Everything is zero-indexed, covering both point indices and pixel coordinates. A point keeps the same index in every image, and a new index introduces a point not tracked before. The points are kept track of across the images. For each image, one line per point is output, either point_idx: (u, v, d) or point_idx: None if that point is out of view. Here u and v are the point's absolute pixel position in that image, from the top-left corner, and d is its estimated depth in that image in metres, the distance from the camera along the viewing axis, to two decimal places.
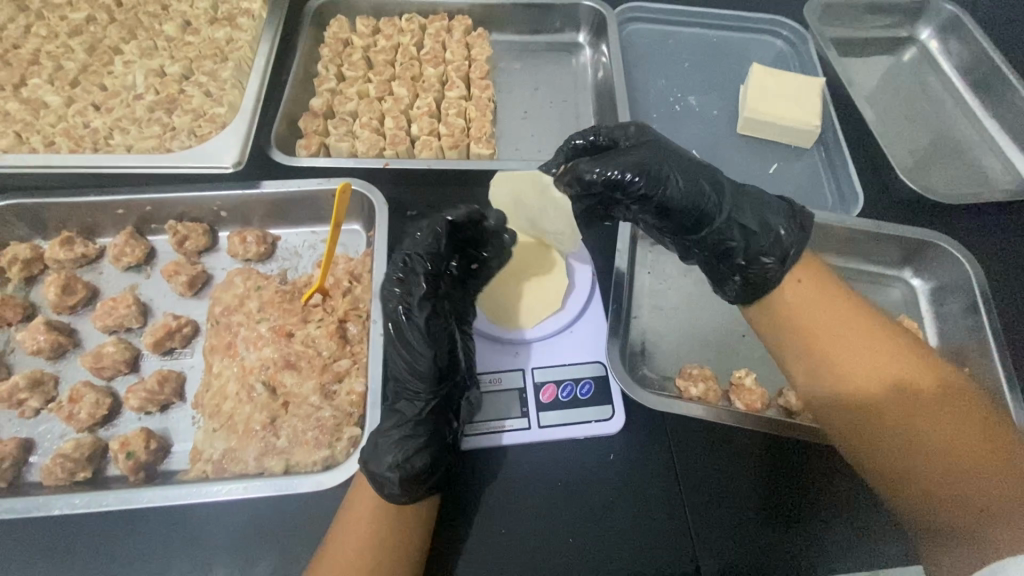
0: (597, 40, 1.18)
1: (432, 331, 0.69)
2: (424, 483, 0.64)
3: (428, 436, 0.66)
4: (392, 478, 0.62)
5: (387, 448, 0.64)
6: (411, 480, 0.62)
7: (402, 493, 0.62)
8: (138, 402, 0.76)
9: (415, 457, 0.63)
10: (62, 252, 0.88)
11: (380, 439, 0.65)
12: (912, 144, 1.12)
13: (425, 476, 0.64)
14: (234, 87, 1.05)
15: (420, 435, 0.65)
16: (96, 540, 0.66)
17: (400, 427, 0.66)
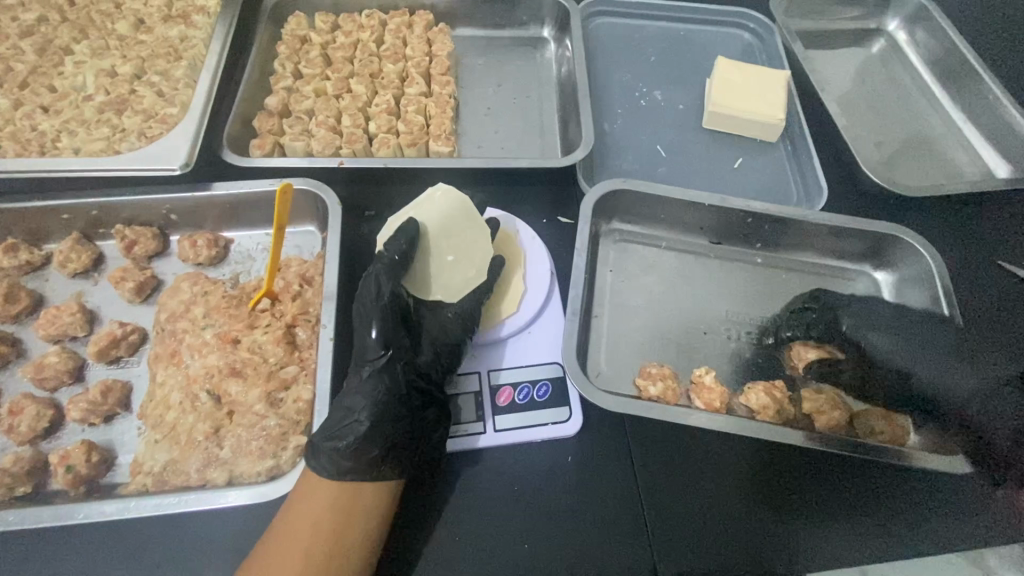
0: (561, 35, 1.16)
1: (383, 316, 0.71)
2: (361, 465, 0.64)
3: (371, 418, 0.66)
4: (328, 457, 0.64)
5: (328, 427, 0.66)
6: (345, 458, 0.64)
7: (342, 474, 0.64)
8: (80, 413, 0.74)
9: (350, 435, 0.65)
10: (6, 259, 0.85)
11: (327, 421, 0.67)
12: (879, 137, 1.11)
13: (363, 456, 0.65)
14: (187, 87, 1.02)
15: (364, 418, 0.66)
16: (34, 557, 0.64)
17: (348, 409, 0.67)
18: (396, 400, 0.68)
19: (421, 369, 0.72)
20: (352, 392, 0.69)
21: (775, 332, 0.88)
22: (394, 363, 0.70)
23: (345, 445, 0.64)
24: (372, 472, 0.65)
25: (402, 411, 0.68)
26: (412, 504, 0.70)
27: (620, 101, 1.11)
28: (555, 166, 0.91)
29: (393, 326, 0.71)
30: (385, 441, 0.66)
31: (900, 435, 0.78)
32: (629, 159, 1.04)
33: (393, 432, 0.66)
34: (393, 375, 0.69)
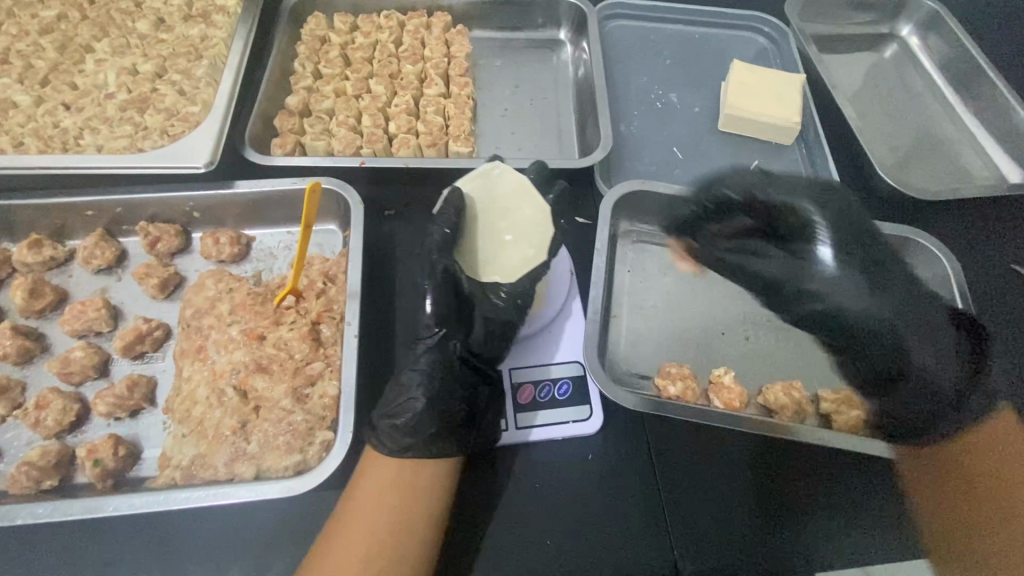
0: (578, 37, 1.17)
1: (437, 296, 0.71)
2: (421, 441, 0.67)
3: (429, 396, 0.68)
4: (388, 433, 0.67)
5: (387, 404, 0.69)
6: (405, 434, 0.67)
7: (403, 449, 0.67)
8: (106, 407, 0.74)
9: (409, 413, 0.67)
10: (31, 255, 0.86)
11: (386, 400, 0.70)
12: (893, 141, 1.12)
13: (422, 432, 0.67)
14: (208, 85, 1.03)
15: (422, 396, 0.68)
16: (66, 549, 0.65)
17: (407, 386, 0.69)
18: (451, 377, 0.70)
19: (474, 348, 0.73)
20: (409, 369, 0.71)
21: (792, 333, 0.89)
22: (447, 341, 0.72)
23: (404, 422, 0.67)
24: (430, 448, 0.67)
25: (457, 389, 0.69)
26: (463, 486, 0.72)
27: (636, 103, 1.12)
28: (574, 167, 0.92)
29: (447, 305, 0.72)
30: (441, 418, 0.68)
31: None
32: (645, 161, 1.05)
33: (450, 409, 0.68)
34: (448, 353, 0.71)
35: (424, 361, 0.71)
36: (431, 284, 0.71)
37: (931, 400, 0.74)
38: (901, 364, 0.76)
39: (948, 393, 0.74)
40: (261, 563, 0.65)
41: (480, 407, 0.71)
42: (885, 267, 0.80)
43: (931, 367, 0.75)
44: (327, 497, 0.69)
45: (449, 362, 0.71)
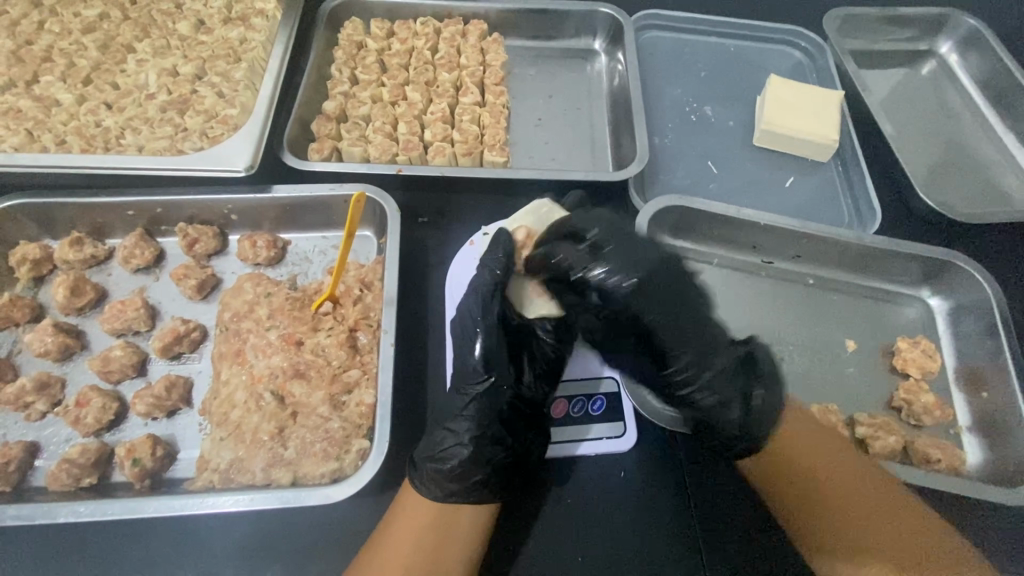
0: (613, 48, 1.17)
1: (486, 340, 0.72)
2: (464, 486, 0.66)
3: (475, 441, 0.68)
4: (432, 477, 0.67)
5: (430, 446, 0.69)
6: (448, 479, 0.66)
7: (447, 493, 0.66)
8: (145, 408, 0.75)
9: (453, 458, 0.67)
10: (72, 252, 0.87)
11: (428, 441, 0.70)
12: (931, 160, 1.10)
13: (468, 477, 0.66)
14: (247, 88, 1.04)
15: (466, 442, 0.68)
16: (106, 548, 0.66)
17: (451, 430, 0.69)
18: (498, 422, 0.69)
19: (522, 393, 0.73)
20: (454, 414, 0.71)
21: (827, 354, 0.87)
22: (496, 385, 0.71)
23: (448, 466, 0.66)
24: (474, 494, 0.66)
25: (502, 435, 0.69)
26: (501, 520, 0.71)
27: (670, 116, 1.12)
28: (610, 179, 0.91)
29: (497, 349, 0.72)
30: (485, 463, 0.67)
31: (954, 464, 0.78)
32: (680, 175, 1.04)
33: (496, 455, 0.68)
34: (494, 399, 0.71)
35: (470, 406, 0.70)
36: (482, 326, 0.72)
37: (719, 434, 0.75)
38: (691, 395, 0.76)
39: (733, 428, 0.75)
40: (296, 568, 0.66)
41: (523, 456, 0.70)
42: (682, 316, 0.75)
43: (717, 411, 0.75)
44: (361, 504, 0.70)
45: (496, 408, 0.70)
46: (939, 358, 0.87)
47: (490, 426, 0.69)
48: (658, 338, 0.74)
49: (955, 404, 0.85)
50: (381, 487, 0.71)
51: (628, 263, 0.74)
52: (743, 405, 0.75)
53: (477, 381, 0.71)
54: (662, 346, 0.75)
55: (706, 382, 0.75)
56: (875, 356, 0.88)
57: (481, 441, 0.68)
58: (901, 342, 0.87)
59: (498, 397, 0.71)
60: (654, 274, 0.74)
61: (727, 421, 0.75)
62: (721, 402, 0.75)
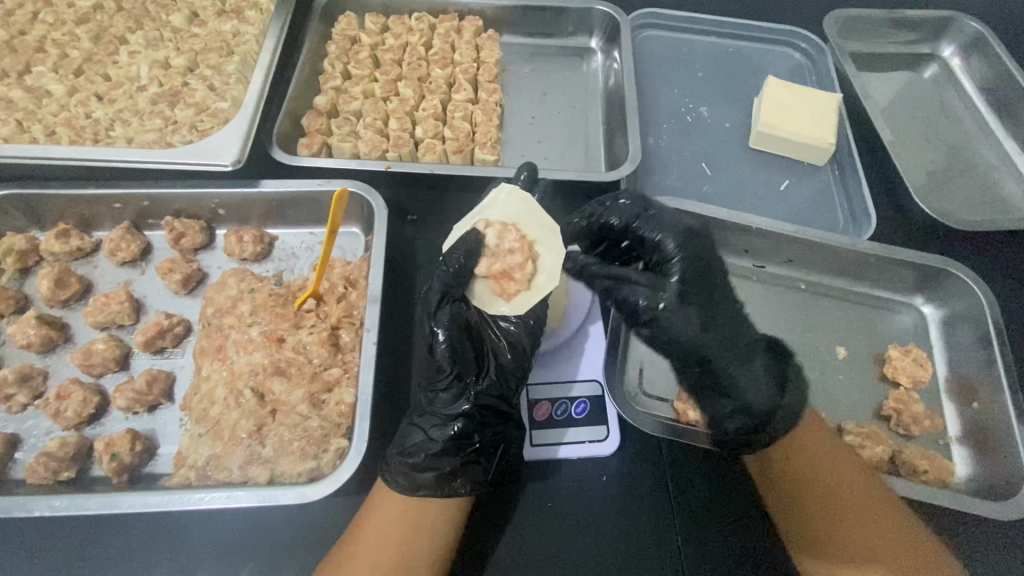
0: (610, 46, 1.15)
1: (445, 337, 0.67)
2: (433, 481, 0.65)
3: (442, 437, 0.67)
4: (402, 472, 0.66)
5: (401, 441, 0.69)
6: (418, 473, 0.65)
7: (415, 488, 0.65)
8: (126, 402, 0.75)
9: (421, 452, 0.66)
10: (58, 244, 0.87)
11: (400, 437, 0.69)
12: (930, 165, 1.09)
13: (437, 472, 0.66)
14: (239, 82, 1.03)
15: (433, 439, 0.67)
16: (82, 542, 0.66)
17: (420, 427, 0.69)
18: (463, 420, 0.68)
19: (489, 387, 0.70)
20: (423, 411, 0.70)
21: (817, 361, 0.86)
22: (460, 379, 0.69)
23: (417, 460, 0.66)
24: (445, 489, 0.65)
25: (468, 431, 0.68)
26: (477, 516, 0.71)
27: (666, 116, 1.10)
28: (601, 180, 0.90)
29: (457, 347, 0.68)
30: (453, 459, 0.67)
31: (941, 476, 0.76)
32: (673, 176, 1.03)
33: (463, 452, 0.67)
34: (458, 396, 0.69)
35: (436, 401, 0.69)
36: (436, 325, 0.68)
37: (747, 417, 0.73)
38: (726, 372, 0.74)
39: (760, 412, 0.74)
40: (270, 567, 0.65)
41: (492, 453, 0.68)
42: (719, 297, 0.77)
43: (750, 392, 0.74)
44: (338, 504, 0.69)
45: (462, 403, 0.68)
46: (931, 367, 0.86)
47: (456, 423, 0.68)
48: (693, 312, 0.74)
49: (945, 414, 0.84)
50: (359, 487, 0.71)
51: (681, 239, 0.77)
52: (775, 393, 0.74)
53: (440, 379, 0.68)
54: (698, 321, 0.74)
55: (740, 361, 0.75)
56: (865, 364, 0.87)
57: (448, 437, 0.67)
58: (893, 350, 0.86)
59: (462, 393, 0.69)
60: (701, 252, 0.77)
61: (756, 402, 0.74)
62: (753, 384, 0.74)
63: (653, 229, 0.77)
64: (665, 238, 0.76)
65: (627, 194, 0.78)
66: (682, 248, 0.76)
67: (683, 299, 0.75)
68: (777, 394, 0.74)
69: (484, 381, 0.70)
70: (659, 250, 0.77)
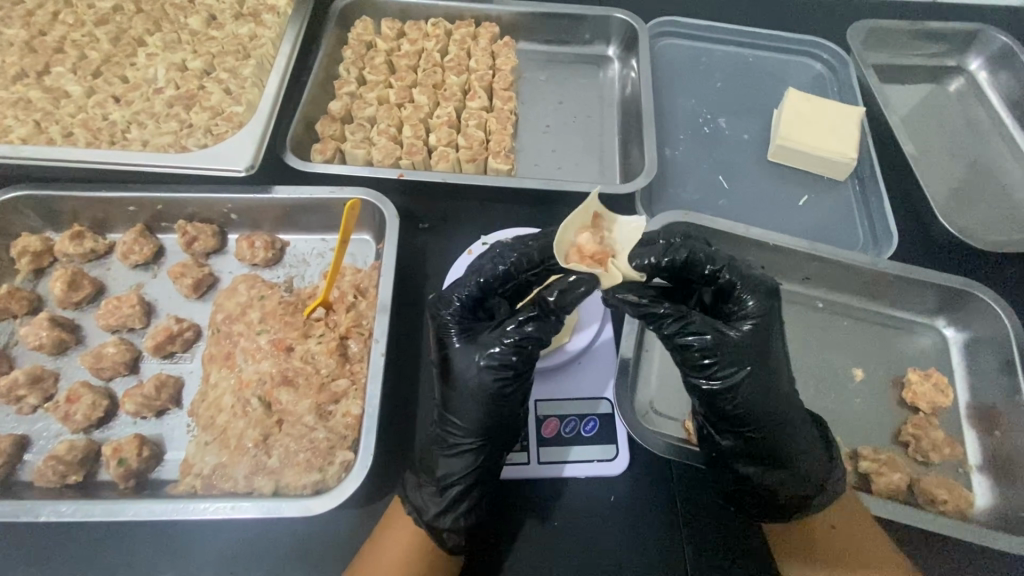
0: (627, 55, 1.14)
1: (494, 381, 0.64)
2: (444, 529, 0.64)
3: (465, 482, 0.65)
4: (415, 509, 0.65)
5: (417, 480, 0.67)
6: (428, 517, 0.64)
7: (427, 531, 0.64)
8: (134, 407, 0.75)
9: (435, 499, 0.65)
10: (72, 246, 0.87)
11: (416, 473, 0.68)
12: (954, 182, 1.06)
13: (443, 520, 0.64)
14: (254, 86, 1.03)
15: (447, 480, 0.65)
16: (87, 548, 0.66)
17: (439, 469, 0.66)
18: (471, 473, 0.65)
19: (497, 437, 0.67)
20: (441, 451, 0.67)
21: (833, 383, 0.84)
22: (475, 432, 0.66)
23: (430, 509, 0.65)
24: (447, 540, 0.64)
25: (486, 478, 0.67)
26: (488, 538, 0.70)
27: (683, 127, 1.09)
28: (616, 192, 0.89)
29: (506, 390, 0.64)
30: (466, 508, 0.65)
31: (962, 507, 0.74)
32: (689, 189, 1.01)
33: (481, 500, 0.66)
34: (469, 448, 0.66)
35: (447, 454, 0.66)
36: (495, 357, 0.64)
37: (786, 486, 0.66)
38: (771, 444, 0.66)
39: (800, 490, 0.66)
40: None
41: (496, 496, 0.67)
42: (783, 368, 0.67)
43: (788, 473, 0.66)
44: (343, 517, 0.69)
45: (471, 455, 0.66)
46: (952, 393, 0.83)
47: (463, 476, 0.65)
48: (760, 379, 0.64)
49: (966, 442, 0.81)
50: (364, 500, 0.70)
51: (765, 294, 0.67)
52: (825, 455, 0.67)
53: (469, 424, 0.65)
54: (759, 382, 0.64)
55: (791, 438, 0.66)
56: (884, 387, 0.85)
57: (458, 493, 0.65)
58: (912, 373, 0.83)
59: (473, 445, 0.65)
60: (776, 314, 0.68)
61: (802, 476, 0.66)
62: (801, 459, 0.66)
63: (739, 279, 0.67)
64: (747, 290, 0.66)
65: (683, 251, 0.66)
66: (761, 305, 0.66)
67: (750, 363, 0.64)
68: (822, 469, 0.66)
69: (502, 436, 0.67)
70: (738, 303, 0.67)
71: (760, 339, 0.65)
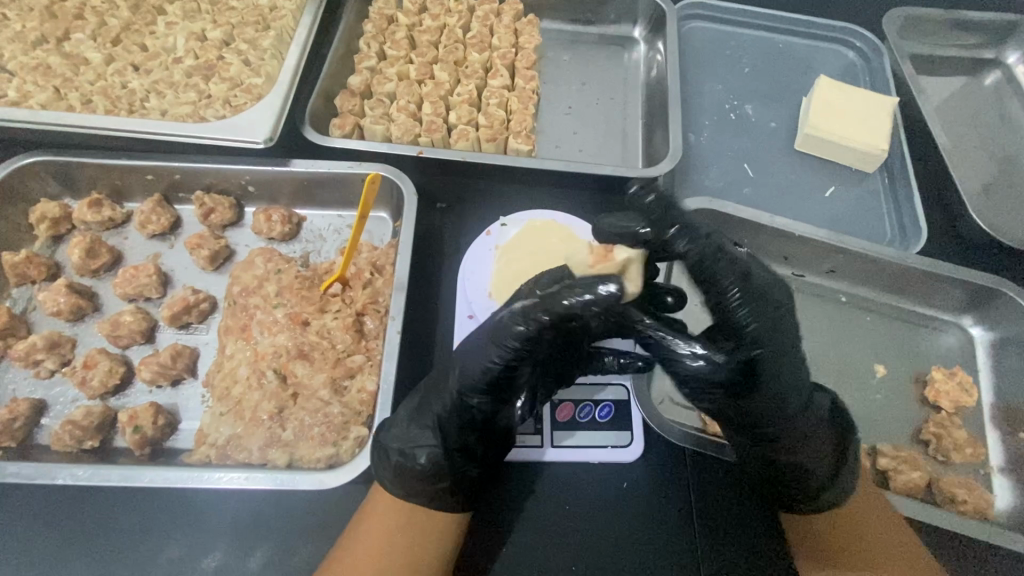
0: (654, 37, 1.11)
1: (511, 356, 0.60)
2: (429, 490, 0.63)
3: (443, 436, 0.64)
4: (394, 470, 0.63)
5: (401, 437, 0.65)
6: (413, 478, 0.63)
7: (398, 478, 0.63)
8: (150, 375, 0.75)
9: (424, 457, 0.63)
10: (90, 213, 0.87)
11: (403, 432, 0.65)
12: (987, 178, 1.03)
13: (434, 482, 0.63)
14: (274, 57, 1.02)
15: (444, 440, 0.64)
16: (102, 512, 0.66)
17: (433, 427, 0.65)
18: (459, 437, 0.64)
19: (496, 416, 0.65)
20: (421, 416, 0.66)
21: (853, 377, 0.83)
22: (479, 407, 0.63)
23: (416, 466, 0.62)
24: (417, 494, 0.63)
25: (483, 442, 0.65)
26: (489, 518, 0.69)
27: (708, 112, 1.06)
28: (639, 176, 0.87)
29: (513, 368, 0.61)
30: (456, 471, 0.64)
31: (981, 507, 0.73)
32: (712, 176, 0.99)
33: (454, 460, 0.64)
34: (467, 414, 0.64)
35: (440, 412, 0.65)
36: (522, 331, 0.59)
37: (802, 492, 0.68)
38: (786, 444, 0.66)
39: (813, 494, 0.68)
40: (285, 550, 0.65)
41: (491, 466, 0.67)
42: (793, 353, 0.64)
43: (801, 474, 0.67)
44: (355, 492, 0.69)
45: (465, 423, 0.64)
46: (976, 392, 0.81)
47: (451, 439, 0.64)
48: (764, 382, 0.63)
49: (988, 442, 0.80)
50: (377, 476, 0.70)
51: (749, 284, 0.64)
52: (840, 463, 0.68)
53: (472, 393, 0.63)
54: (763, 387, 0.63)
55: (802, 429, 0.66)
56: (906, 384, 0.83)
57: (441, 452, 0.64)
58: (936, 372, 0.81)
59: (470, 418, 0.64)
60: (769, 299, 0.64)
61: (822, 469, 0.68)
62: (816, 452, 0.67)
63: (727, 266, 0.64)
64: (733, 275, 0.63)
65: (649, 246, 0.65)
66: (748, 293, 0.63)
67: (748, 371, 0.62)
68: (838, 462, 0.68)
69: (502, 414, 0.65)
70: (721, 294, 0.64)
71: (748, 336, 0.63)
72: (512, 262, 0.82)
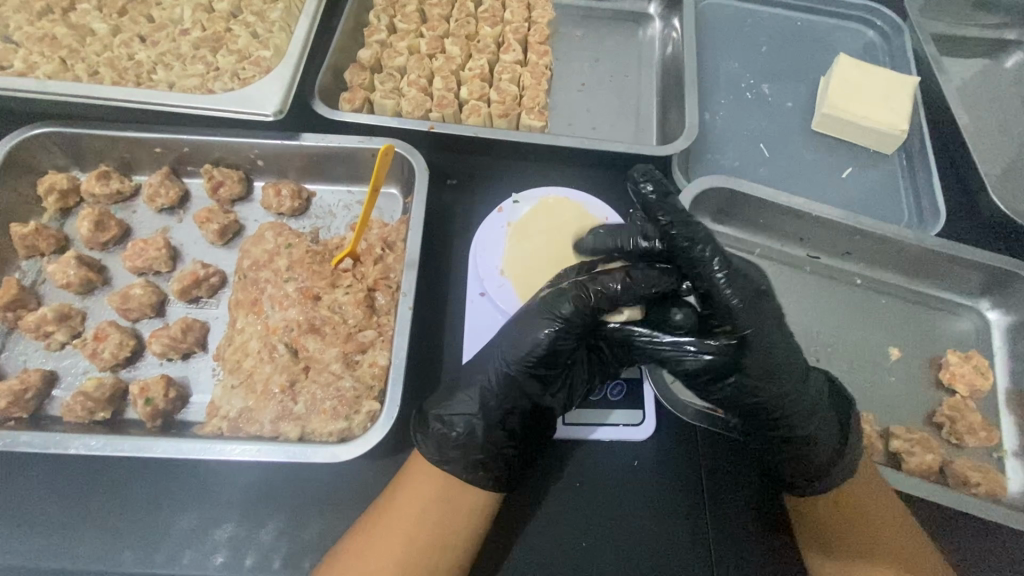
0: (670, 13, 1.09)
1: (552, 329, 0.61)
2: (463, 461, 0.64)
3: (485, 415, 0.64)
4: (435, 439, 0.64)
5: (442, 406, 0.66)
6: (449, 447, 0.64)
7: (433, 454, 0.64)
8: (160, 347, 0.74)
9: (462, 424, 0.64)
10: (98, 186, 0.86)
11: (443, 400, 0.67)
12: (1008, 160, 1.00)
13: (467, 454, 0.64)
14: (283, 30, 1.00)
15: (486, 414, 0.64)
16: (115, 483, 0.67)
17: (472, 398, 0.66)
18: (499, 415, 0.64)
19: (542, 400, 0.65)
20: (454, 401, 0.66)
21: (868, 360, 0.82)
22: (520, 383, 0.63)
23: (454, 434, 0.64)
24: (467, 474, 0.63)
25: (531, 424, 0.65)
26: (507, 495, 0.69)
27: (724, 91, 1.04)
28: (655, 154, 0.85)
29: (557, 338, 0.61)
30: (495, 448, 0.64)
31: (994, 490, 0.72)
32: (728, 155, 0.97)
33: (495, 438, 0.64)
34: (519, 392, 0.64)
35: (490, 381, 0.65)
36: (574, 304, 0.60)
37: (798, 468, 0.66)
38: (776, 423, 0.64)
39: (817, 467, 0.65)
40: (297, 521, 0.65)
41: (535, 445, 0.66)
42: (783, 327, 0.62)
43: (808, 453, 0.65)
44: (367, 467, 0.69)
45: (505, 405, 0.64)
46: (991, 376, 0.81)
47: (496, 417, 0.64)
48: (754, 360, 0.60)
49: (1002, 426, 0.79)
50: (388, 451, 0.70)
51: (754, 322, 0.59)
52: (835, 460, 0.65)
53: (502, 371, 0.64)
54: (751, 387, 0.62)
55: (803, 412, 0.63)
56: (920, 367, 0.82)
57: (489, 429, 0.64)
58: (952, 355, 0.80)
59: (505, 401, 0.64)
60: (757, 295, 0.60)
61: (807, 449, 0.65)
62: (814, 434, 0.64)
63: (713, 255, 0.59)
64: (717, 259, 0.59)
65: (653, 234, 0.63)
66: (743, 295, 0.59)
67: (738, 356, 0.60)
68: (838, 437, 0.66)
69: (546, 398, 0.65)
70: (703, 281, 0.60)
71: (739, 321, 0.59)
72: (525, 240, 0.82)
